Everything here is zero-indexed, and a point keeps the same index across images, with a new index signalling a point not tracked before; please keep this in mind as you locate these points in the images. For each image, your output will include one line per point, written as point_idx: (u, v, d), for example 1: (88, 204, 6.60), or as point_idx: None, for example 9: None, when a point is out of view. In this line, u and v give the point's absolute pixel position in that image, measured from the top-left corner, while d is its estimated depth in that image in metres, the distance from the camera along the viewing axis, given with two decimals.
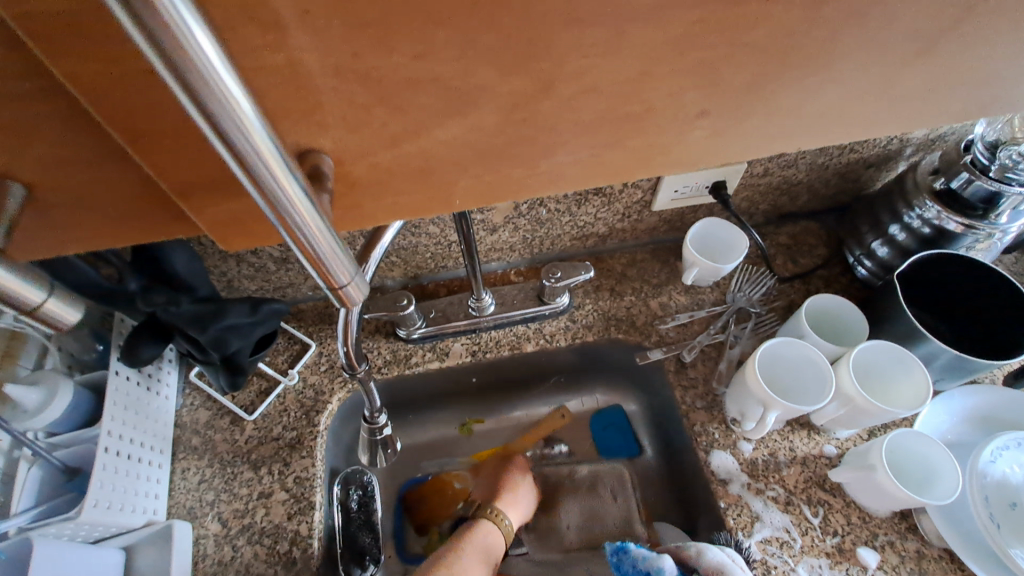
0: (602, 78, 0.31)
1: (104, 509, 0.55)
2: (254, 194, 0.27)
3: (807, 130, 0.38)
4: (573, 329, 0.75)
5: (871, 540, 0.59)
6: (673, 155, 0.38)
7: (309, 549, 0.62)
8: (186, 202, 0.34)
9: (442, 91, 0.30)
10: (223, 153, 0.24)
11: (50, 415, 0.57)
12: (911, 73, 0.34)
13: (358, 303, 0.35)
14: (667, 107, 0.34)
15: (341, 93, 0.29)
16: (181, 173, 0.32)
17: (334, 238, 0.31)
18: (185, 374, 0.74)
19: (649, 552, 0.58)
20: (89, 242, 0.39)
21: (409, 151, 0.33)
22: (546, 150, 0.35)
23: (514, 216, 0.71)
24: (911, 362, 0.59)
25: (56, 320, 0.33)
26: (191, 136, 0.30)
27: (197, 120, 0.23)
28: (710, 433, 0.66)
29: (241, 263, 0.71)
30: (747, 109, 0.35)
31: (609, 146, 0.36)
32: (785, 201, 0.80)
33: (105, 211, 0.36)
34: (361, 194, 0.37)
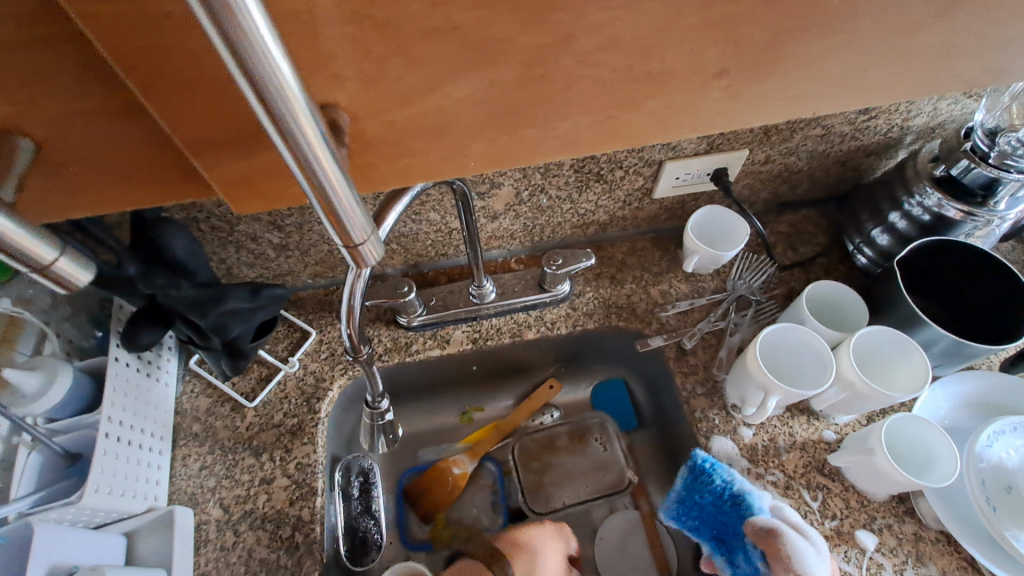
0: (615, 33, 0.32)
1: (106, 495, 0.55)
2: (275, 138, 0.26)
3: (813, 93, 0.39)
4: (573, 316, 0.75)
5: (870, 523, 0.60)
6: (682, 120, 0.39)
7: (311, 534, 0.62)
8: (198, 159, 0.36)
9: (462, 41, 0.31)
10: (246, 92, 0.23)
11: (52, 399, 0.57)
12: (913, 34, 0.35)
13: (372, 263, 0.35)
14: (677, 66, 0.35)
15: (361, 43, 0.30)
16: (192, 128, 0.34)
17: (351, 192, 0.30)
18: (185, 362, 0.74)
19: (742, 479, 0.58)
20: (97, 201, 0.41)
21: (424, 108, 0.34)
22: (558, 111, 0.36)
23: (515, 203, 0.71)
24: (911, 348, 0.59)
25: (68, 280, 0.34)
26: (202, 89, 0.31)
27: (222, 54, 0.22)
28: (710, 419, 0.67)
29: (241, 250, 0.70)
30: (756, 70, 0.36)
31: (619, 108, 0.37)
32: (786, 189, 0.80)
33: (115, 167, 0.39)
34: (373, 157, 0.37)
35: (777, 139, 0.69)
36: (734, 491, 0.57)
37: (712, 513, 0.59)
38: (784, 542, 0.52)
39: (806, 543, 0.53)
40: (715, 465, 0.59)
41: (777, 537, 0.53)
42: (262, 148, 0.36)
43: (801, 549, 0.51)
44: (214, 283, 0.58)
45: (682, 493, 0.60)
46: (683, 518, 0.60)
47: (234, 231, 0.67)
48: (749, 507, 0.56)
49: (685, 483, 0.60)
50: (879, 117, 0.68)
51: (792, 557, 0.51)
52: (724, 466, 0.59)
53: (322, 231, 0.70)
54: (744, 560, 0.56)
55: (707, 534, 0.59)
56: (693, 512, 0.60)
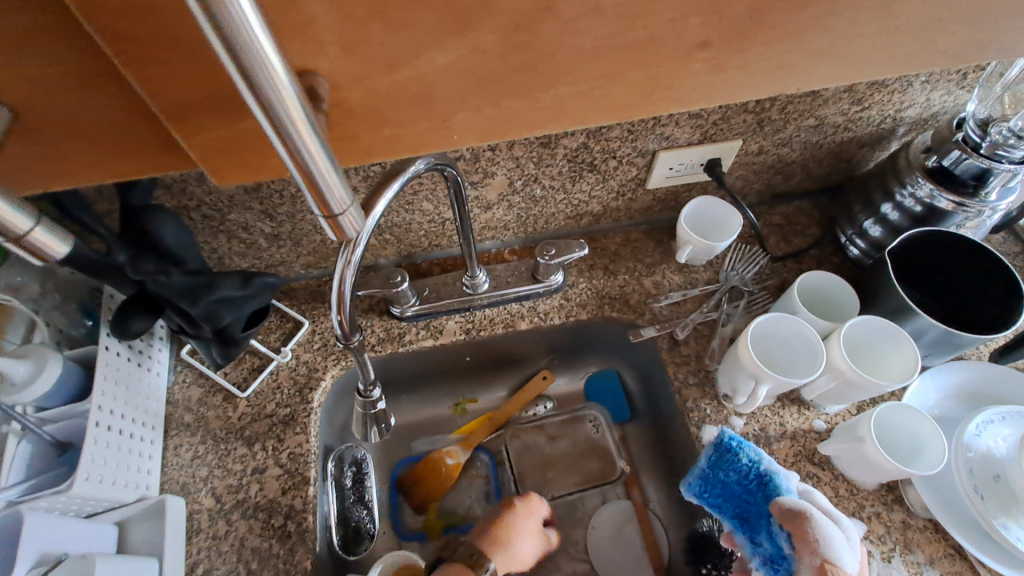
0: (597, 2, 0.32)
1: (96, 483, 0.55)
2: (252, 104, 0.26)
3: (797, 65, 0.39)
4: (566, 307, 0.75)
5: (859, 511, 0.60)
6: (666, 92, 0.40)
7: (303, 523, 0.62)
8: (177, 128, 0.37)
9: (445, 7, 0.31)
10: (221, 55, 0.23)
11: (40, 388, 0.56)
12: (896, 7, 0.36)
13: (352, 236, 0.35)
14: (661, 35, 0.35)
15: (342, 8, 0.30)
16: (170, 95, 0.34)
17: (330, 162, 0.30)
18: (177, 352, 0.73)
19: (771, 461, 0.58)
20: (79, 169, 0.42)
21: (407, 76, 0.35)
22: (544, 79, 0.37)
23: (508, 193, 0.71)
24: (900, 336, 0.59)
25: (47, 251, 0.36)
26: (180, 57, 0.32)
27: (197, 14, 0.21)
28: (701, 409, 0.67)
29: (233, 240, 0.70)
30: (738, 38, 0.36)
31: (604, 80, 0.37)
32: (779, 180, 0.80)
33: (99, 136, 0.40)
34: (357, 125, 0.37)
35: (770, 129, 0.69)
36: (760, 471, 0.57)
37: (737, 492, 0.58)
38: (812, 526, 0.51)
39: (836, 530, 0.51)
40: (741, 445, 0.59)
41: (805, 518, 0.51)
42: (243, 118, 0.37)
43: (826, 531, 0.51)
44: (205, 272, 0.58)
45: (707, 470, 0.60)
46: (707, 496, 0.60)
47: (225, 220, 0.67)
48: (774, 488, 0.56)
49: (710, 459, 0.60)
50: (872, 108, 0.68)
51: (819, 541, 0.50)
52: (750, 446, 0.60)
53: (314, 221, 0.69)
54: (767, 539, 0.55)
55: (729, 513, 0.59)
56: (717, 490, 0.59)
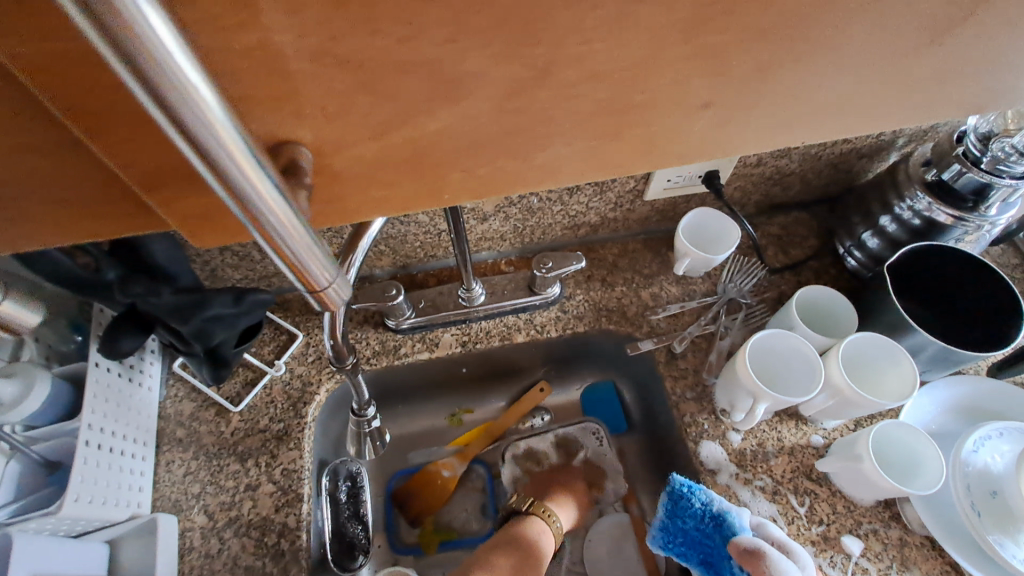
0: (599, 63, 0.28)
1: (87, 504, 0.54)
2: (223, 193, 0.26)
3: (818, 123, 0.35)
4: (563, 320, 0.75)
5: (856, 528, 0.60)
6: (672, 147, 0.35)
7: (296, 542, 0.62)
8: (150, 197, 0.32)
9: (435, 76, 0.27)
10: (186, 151, 0.23)
11: (29, 408, 0.56)
12: (928, 64, 0.32)
13: (341, 304, 0.35)
14: (673, 97, 0.31)
15: (326, 78, 0.27)
16: (139, 164, 0.30)
17: (311, 239, 0.30)
18: (169, 365, 0.72)
19: (725, 500, 0.59)
20: (40, 234, 0.36)
21: (395, 142, 0.31)
22: (539, 140, 0.33)
23: (504, 204, 0.70)
24: (899, 353, 0.59)
25: None
26: (147, 127, 0.27)
27: (158, 118, 0.22)
28: (699, 424, 0.67)
29: (225, 252, 0.69)
30: (753, 100, 0.32)
31: (605, 138, 0.34)
32: (777, 191, 0.79)
33: (57, 203, 0.34)
34: (343, 189, 0.34)
35: None
36: (714, 512, 0.58)
37: (696, 537, 0.58)
38: (768, 563, 0.52)
39: (791, 565, 0.52)
40: (692, 487, 0.59)
41: (761, 556, 0.52)
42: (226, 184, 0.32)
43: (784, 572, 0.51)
44: (197, 288, 0.57)
45: (665, 521, 0.59)
46: (670, 546, 0.59)
47: None
48: (730, 527, 0.56)
49: (666, 510, 0.59)
50: None
51: None
52: (701, 487, 0.60)
53: None
54: None
55: (694, 560, 0.58)
56: (679, 539, 0.58)
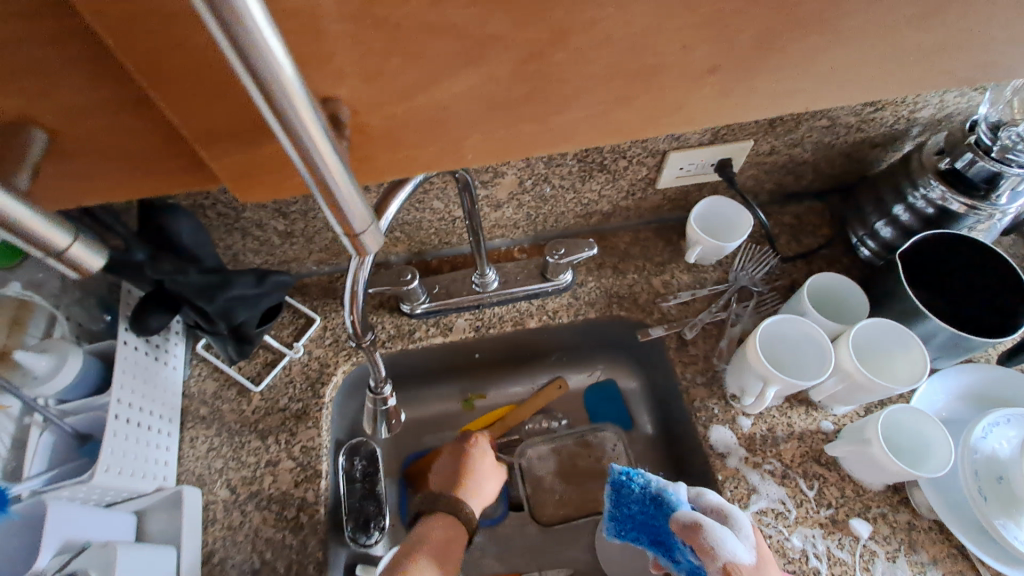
0: (612, 29, 0.31)
1: (116, 475, 0.57)
2: (277, 131, 0.26)
3: (814, 89, 0.38)
4: (575, 306, 0.76)
5: (864, 512, 0.61)
6: (682, 113, 0.38)
7: (315, 515, 0.64)
8: (204, 151, 0.36)
9: (460, 38, 0.30)
10: (248, 86, 0.23)
11: (60, 382, 0.58)
12: (915, 34, 0.35)
13: (373, 253, 0.35)
14: (682, 65, 0.34)
15: (363, 40, 0.30)
16: (198, 118, 0.33)
17: (352, 185, 0.30)
18: (192, 347, 0.74)
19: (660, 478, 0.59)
20: (105, 188, 0.41)
21: (423, 103, 0.34)
22: (555, 104, 0.36)
23: (518, 191, 0.71)
24: (909, 338, 0.59)
25: (81, 265, 0.33)
26: (205, 81, 0.31)
27: (225, 50, 0.22)
28: (709, 408, 0.67)
29: (246, 236, 0.71)
30: (755, 66, 0.35)
31: (619, 103, 0.36)
32: (791, 179, 0.79)
33: (126, 152, 0.38)
34: (375, 147, 0.37)
35: (782, 130, 0.69)
36: (653, 493, 0.58)
37: (643, 520, 0.58)
38: (706, 535, 0.51)
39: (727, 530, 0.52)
40: (630, 473, 0.59)
41: (699, 529, 0.51)
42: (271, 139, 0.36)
43: (727, 542, 0.51)
44: (220, 268, 0.58)
45: (613, 511, 0.60)
46: (623, 534, 0.59)
47: (240, 218, 0.68)
48: (671, 505, 0.56)
49: (611, 501, 0.60)
50: (886, 109, 0.68)
51: (715, 545, 0.50)
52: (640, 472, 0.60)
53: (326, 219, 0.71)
54: (684, 556, 0.55)
55: (645, 541, 0.58)
56: (628, 525, 0.59)
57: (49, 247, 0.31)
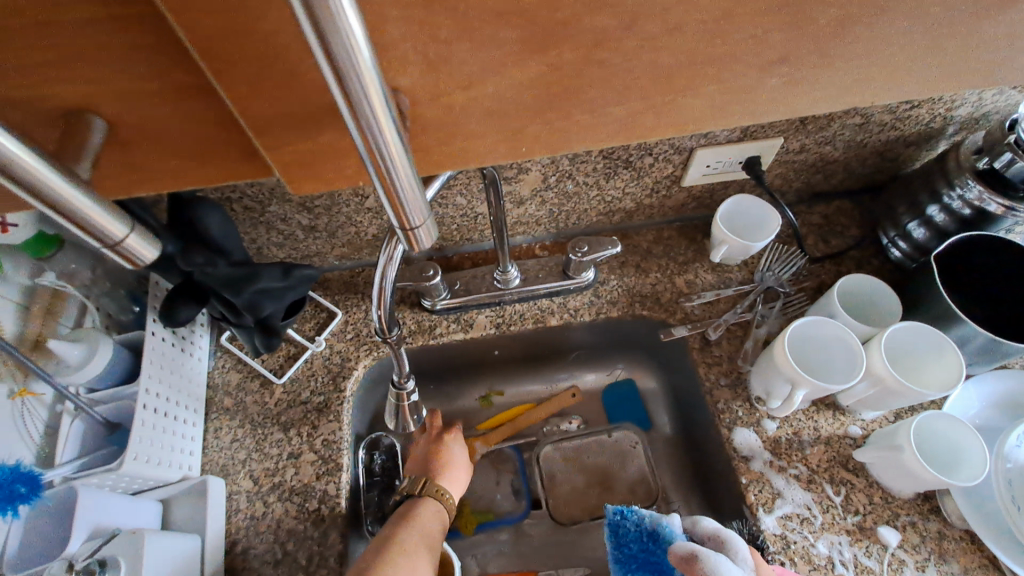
0: (681, 17, 0.31)
1: (144, 463, 0.57)
2: (350, 123, 0.26)
3: (872, 80, 0.37)
4: (596, 304, 0.75)
5: (893, 519, 0.59)
6: (744, 104, 0.38)
7: (336, 508, 0.64)
8: (260, 140, 0.36)
9: (526, 26, 0.30)
10: (328, 80, 0.23)
11: (93, 369, 0.59)
12: (989, 22, 0.34)
13: (425, 246, 0.35)
14: (741, 53, 0.34)
15: (429, 27, 0.29)
16: (258, 108, 0.33)
17: (413, 178, 0.30)
18: (217, 338, 0.76)
19: (654, 513, 0.58)
20: (157, 178, 0.41)
21: (482, 92, 0.34)
22: (612, 92, 0.35)
23: (542, 188, 0.70)
24: (944, 344, 0.58)
25: (136, 256, 0.33)
26: (268, 68, 0.31)
27: (311, 42, 0.22)
28: (733, 410, 0.66)
29: (271, 231, 0.72)
30: (824, 55, 0.35)
31: (678, 92, 0.36)
32: (819, 179, 0.78)
33: (180, 141, 0.38)
34: (428, 137, 0.37)
35: (813, 127, 0.67)
36: (649, 528, 0.56)
37: (646, 558, 0.55)
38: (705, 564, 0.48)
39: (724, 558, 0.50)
40: (624, 511, 0.59)
41: (695, 558, 0.49)
42: (327, 128, 0.36)
43: (723, 569, 0.48)
44: (247, 261, 0.59)
45: (614, 552, 0.57)
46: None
47: (265, 212, 0.69)
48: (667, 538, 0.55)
49: (610, 544, 0.58)
50: (922, 107, 0.66)
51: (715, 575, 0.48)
52: (634, 508, 0.59)
53: (350, 213, 0.71)
54: None
55: None
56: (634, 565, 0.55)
57: (106, 238, 0.31)
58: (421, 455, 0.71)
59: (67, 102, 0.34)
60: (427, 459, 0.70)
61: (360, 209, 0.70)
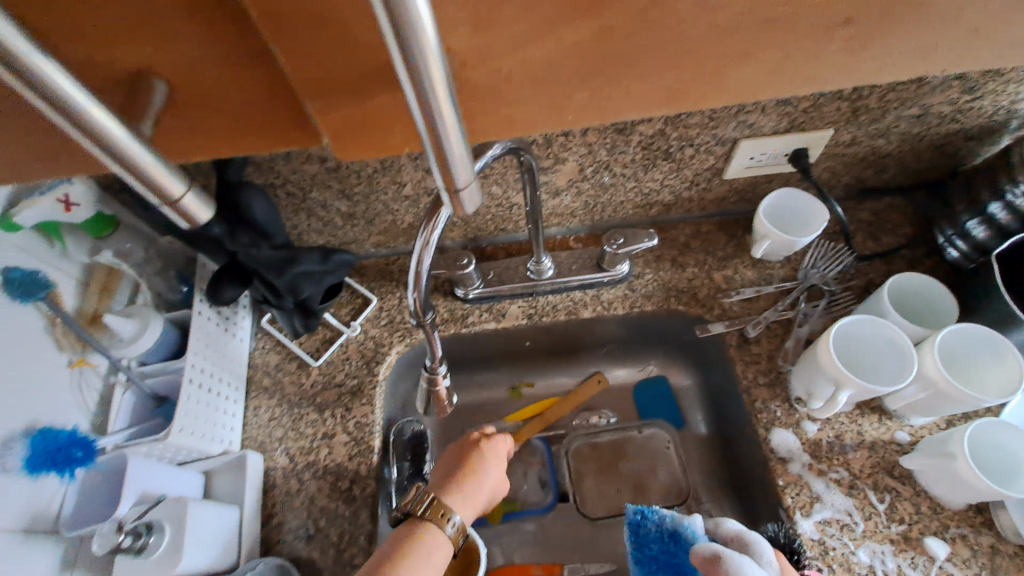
0: None
1: (188, 435, 0.60)
2: (403, 77, 0.26)
3: (923, 35, 0.37)
4: (631, 298, 0.74)
5: (941, 531, 0.56)
6: (803, 71, 0.38)
7: (367, 488, 0.66)
8: (310, 106, 0.37)
9: None
10: (384, 29, 0.24)
11: (143, 344, 0.61)
12: None
13: (469, 210, 0.36)
14: (801, 12, 0.34)
15: None
16: (309, 73, 0.34)
17: (462, 139, 0.30)
18: (258, 320, 0.78)
19: (672, 512, 0.57)
20: (212, 145, 0.43)
21: (530, 56, 0.34)
22: (665, 57, 0.36)
23: (578, 178, 0.70)
24: (1004, 348, 0.55)
25: (192, 215, 0.34)
26: (321, 30, 0.32)
27: None
28: (771, 410, 0.64)
29: (311, 217, 0.74)
30: (893, 19, 0.35)
31: (732, 58, 0.36)
32: (870, 174, 0.74)
33: (234, 107, 0.40)
34: (475, 104, 0.37)
35: (865, 119, 0.64)
36: (670, 529, 0.56)
37: (666, 560, 0.55)
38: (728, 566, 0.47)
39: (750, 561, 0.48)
40: (644, 510, 0.58)
41: (717, 558, 0.48)
42: (375, 95, 0.37)
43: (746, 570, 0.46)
44: (288, 245, 0.60)
45: (634, 554, 0.56)
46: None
47: (306, 198, 0.71)
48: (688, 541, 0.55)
49: (630, 544, 0.57)
50: (985, 98, 0.62)
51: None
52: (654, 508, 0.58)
53: (387, 201, 0.72)
54: None
55: None
56: (654, 565, 0.55)
57: (165, 195, 0.33)
58: (444, 463, 0.62)
59: (134, 65, 0.36)
60: (450, 465, 0.61)
61: (397, 197, 0.71)
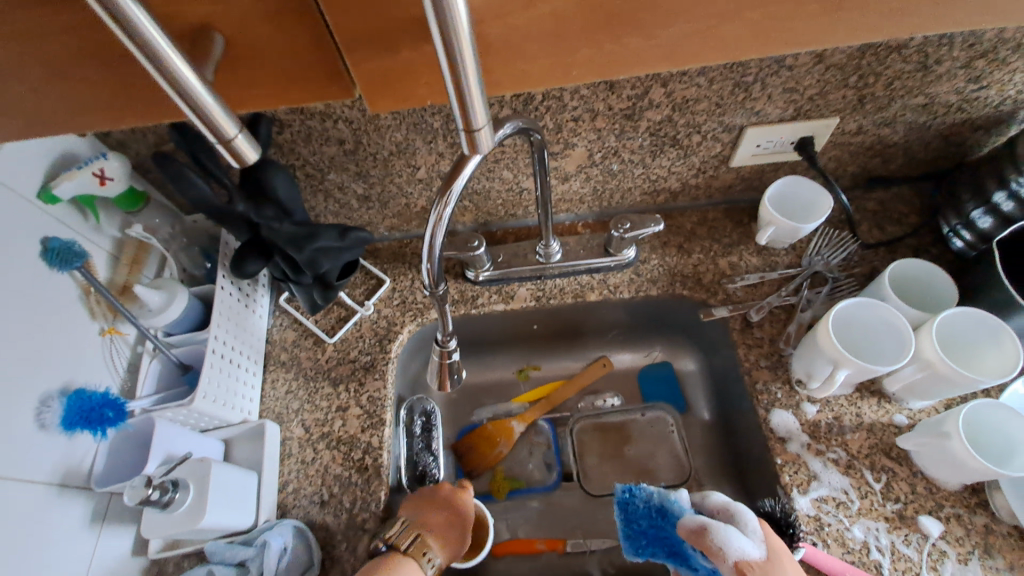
0: None
1: (211, 402, 0.63)
2: (432, 21, 0.29)
3: None
4: (637, 282, 0.76)
5: (936, 510, 0.58)
6: (796, 31, 0.41)
7: (378, 459, 0.68)
8: (350, 55, 0.40)
9: None
10: None
11: (169, 315, 0.64)
12: None
13: (483, 152, 0.39)
14: None
15: None
16: (351, 20, 0.38)
17: (479, 84, 0.34)
18: (276, 299, 0.81)
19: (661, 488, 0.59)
20: (254, 98, 0.46)
21: (542, 12, 0.37)
22: (665, 14, 0.38)
23: (587, 164, 0.72)
24: (1002, 332, 0.56)
25: (241, 153, 0.38)
26: None
27: None
28: (771, 392, 0.66)
29: (329, 199, 0.77)
30: None
31: (727, 16, 0.39)
32: (877, 163, 0.75)
33: (277, 61, 0.42)
34: (491, 60, 0.40)
35: (872, 107, 0.65)
36: (657, 504, 0.57)
37: (657, 533, 0.57)
38: (714, 538, 0.49)
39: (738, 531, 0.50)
40: (633, 488, 0.59)
41: (705, 531, 0.50)
42: (406, 45, 0.40)
43: (734, 539, 0.49)
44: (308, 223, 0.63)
45: (624, 529, 0.58)
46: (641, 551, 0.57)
47: (325, 179, 0.73)
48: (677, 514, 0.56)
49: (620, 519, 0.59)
50: (991, 88, 0.63)
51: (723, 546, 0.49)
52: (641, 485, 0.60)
53: (401, 184, 0.75)
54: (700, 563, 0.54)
55: (663, 556, 0.57)
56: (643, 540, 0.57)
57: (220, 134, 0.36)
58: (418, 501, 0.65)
59: (191, 20, 0.38)
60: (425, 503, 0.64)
61: (411, 179, 0.74)
